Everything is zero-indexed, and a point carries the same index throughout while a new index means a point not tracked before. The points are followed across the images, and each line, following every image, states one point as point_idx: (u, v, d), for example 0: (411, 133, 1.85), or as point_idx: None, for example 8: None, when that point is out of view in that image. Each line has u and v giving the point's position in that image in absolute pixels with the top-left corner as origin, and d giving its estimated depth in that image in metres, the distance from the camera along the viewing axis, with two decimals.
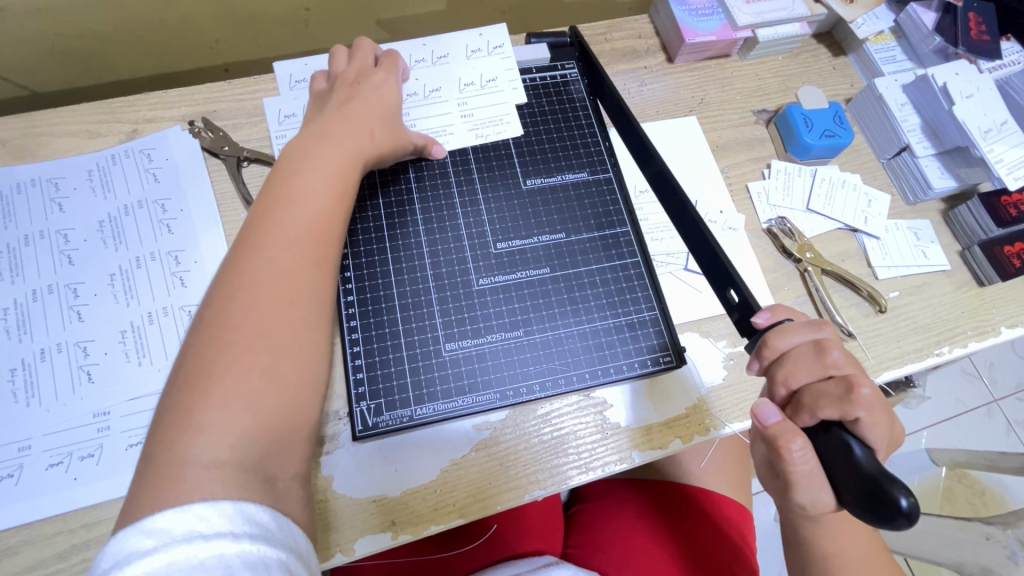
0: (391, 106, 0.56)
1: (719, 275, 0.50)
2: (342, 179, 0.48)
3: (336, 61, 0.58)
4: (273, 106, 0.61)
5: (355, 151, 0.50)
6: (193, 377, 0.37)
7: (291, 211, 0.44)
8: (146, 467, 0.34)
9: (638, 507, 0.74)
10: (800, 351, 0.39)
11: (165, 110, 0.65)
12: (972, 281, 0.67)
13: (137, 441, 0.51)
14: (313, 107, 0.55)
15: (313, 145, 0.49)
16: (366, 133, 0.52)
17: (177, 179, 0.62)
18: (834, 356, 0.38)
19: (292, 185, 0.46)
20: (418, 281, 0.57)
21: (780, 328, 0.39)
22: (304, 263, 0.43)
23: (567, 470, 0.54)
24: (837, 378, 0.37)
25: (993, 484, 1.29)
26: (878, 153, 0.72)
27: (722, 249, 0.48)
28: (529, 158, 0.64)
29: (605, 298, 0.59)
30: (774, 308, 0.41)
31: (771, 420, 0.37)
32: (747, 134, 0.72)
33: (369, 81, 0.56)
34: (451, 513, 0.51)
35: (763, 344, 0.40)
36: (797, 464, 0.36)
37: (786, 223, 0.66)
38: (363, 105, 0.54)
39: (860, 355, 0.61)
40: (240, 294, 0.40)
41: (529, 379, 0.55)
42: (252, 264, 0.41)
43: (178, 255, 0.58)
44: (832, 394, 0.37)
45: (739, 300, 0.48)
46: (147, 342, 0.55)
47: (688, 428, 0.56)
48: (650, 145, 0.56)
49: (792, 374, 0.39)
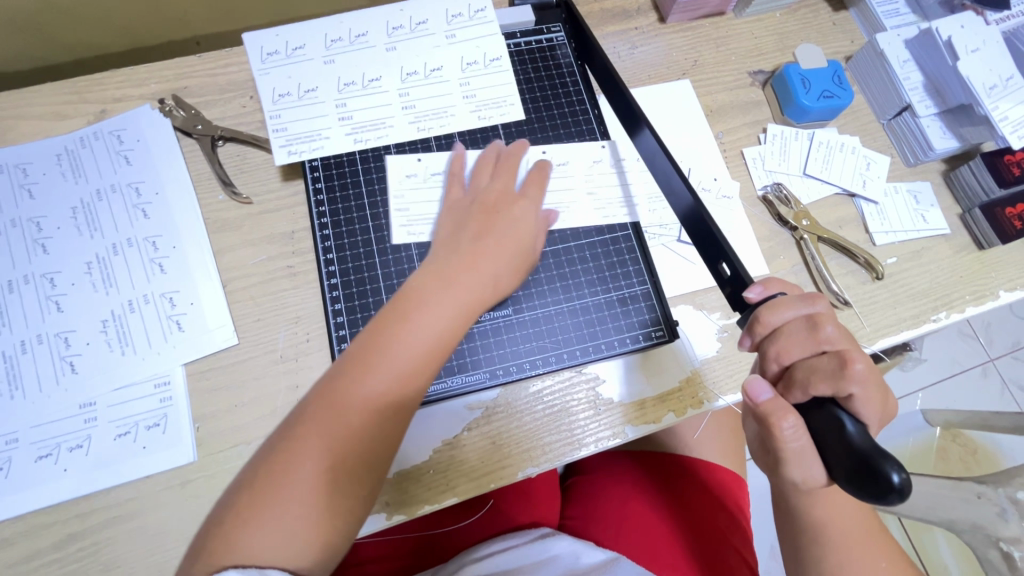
0: (523, 241, 0.52)
1: (711, 250, 0.49)
2: (446, 332, 0.46)
3: (480, 175, 0.55)
4: (253, 42, 0.58)
5: (475, 297, 0.48)
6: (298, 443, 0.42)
7: (384, 374, 0.44)
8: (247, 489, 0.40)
9: (635, 476, 0.75)
10: (793, 327, 0.37)
11: (133, 87, 0.62)
12: (971, 244, 0.65)
13: (125, 431, 0.51)
14: (448, 225, 0.52)
15: (432, 286, 0.47)
16: (489, 281, 0.49)
17: (151, 161, 0.59)
18: (827, 331, 0.36)
19: (398, 341, 0.44)
20: (403, 261, 0.56)
21: (772, 302, 0.38)
22: (382, 423, 0.43)
23: (561, 446, 0.54)
24: (830, 354, 0.36)
25: (986, 442, 1.31)
26: (878, 113, 0.70)
27: (718, 225, 0.46)
28: (517, 132, 0.61)
29: (595, 274, 0.58)
30: (767, 281, 0.40)
31: (762, 398, 0.35)
32: (742, 97, 0.69)
33: (508, 211, 0.52)
34: (445, 493, 0.52)
35: (755, 320, 0.38)
36: (788, 441, 0.35)
37: (782, 190, 0.64)
38: (493, 245, 0.50)
39: (855, 324, 0.61)
40: (328, 419, 0.42)
41: (519, 358, 0.55)
42: (335, 414, 0.42)
43: (156, 241, 0.57)
44: (826, 371, 0.36)
45: (732, 275, 0.46)
46: (130, 332, 0.54)
47: (682, 402, 0.56)
48: (637, 110, 0.54)
49: (784, 350, 0.37)
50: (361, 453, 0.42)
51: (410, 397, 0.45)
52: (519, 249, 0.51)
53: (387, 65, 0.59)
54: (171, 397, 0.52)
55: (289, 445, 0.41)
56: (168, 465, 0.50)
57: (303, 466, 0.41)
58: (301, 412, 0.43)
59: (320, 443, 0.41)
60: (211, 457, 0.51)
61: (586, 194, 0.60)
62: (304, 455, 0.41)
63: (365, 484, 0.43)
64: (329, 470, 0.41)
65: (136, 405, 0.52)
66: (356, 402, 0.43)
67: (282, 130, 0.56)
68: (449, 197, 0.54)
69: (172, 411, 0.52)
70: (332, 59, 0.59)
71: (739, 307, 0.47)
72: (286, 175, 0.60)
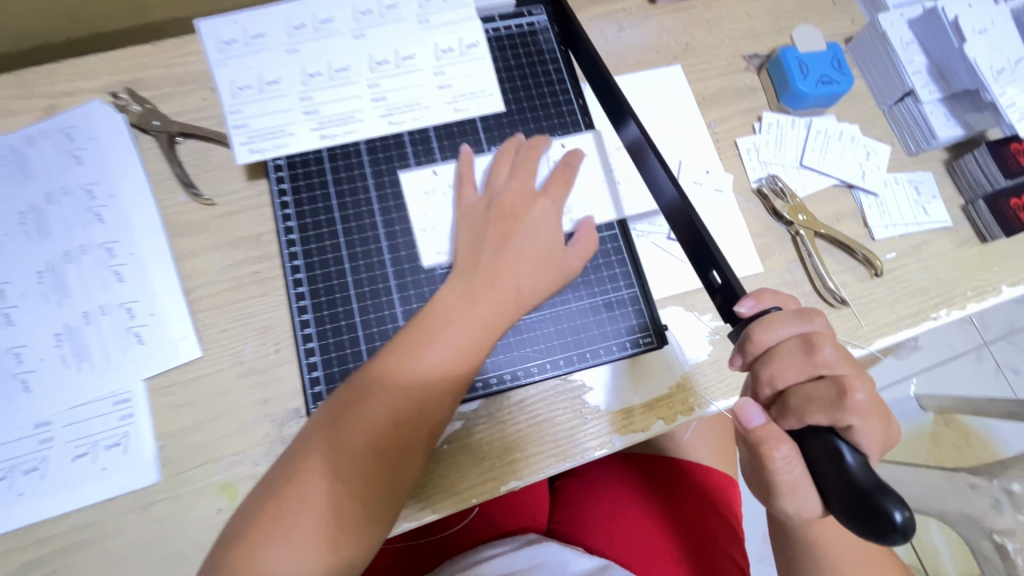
0: (548, 248, 0.50)
1: (702, 256, 0.46)
2: (467, 348, 0.46)
3: (496, 175, 0.53)
4: (209, 29, 0.54)
5: (499, 308, 0.47)
6: (323, 452, 0.42)
7: (410, 383, 0.44)
8: (273, 496, 0.41)
9: (623, 474, 0.72)
10: (788, 347, 0.35)
11: (85, 80, 0.58)
12: (974, 237, 0.62)
13: (84, 451, 0.48)
14: (467, 238, 0.50)
15: (454, 301, 0.47)
16: (512, 294, 0.48)
17: (104, 160, 0.55)
18: (824, 354, 0.34)
19: (421, 356, 0.45)
20: (375, 268, 0.53)
21: (765, 320, 0.36)
22: (403, 435, 0.43)
23: (545, 459, 0.51)
24: (828, 379, 0.33)
25: (980, 427, 1.30)
26: (878, 99, 0.66)
27: (710, 232, 0.43)
28: (496, 126, 0.58)
29: (579, 278, 0.55)
30: (760, 295, 0.38)
31: (754, 424, 0.33)
32: (737, 83, 0.65)
33: (528, 215, 0.51)
34: (423, 509, 0.49)
35: (747, 339, 0.36)
36: (781, 472, 0.33)
37: (778, 182, 0.61)
38: (517, 253, 0.49)
39: (853, 323, 0.58)
40: (352, 429, 0.42)
41: (499, 370, 0.52)
42: (359, 425, 0.42)
43: (112, 248, 0.53)
44: (823, 398, 0.33)
45: (723, 283, 0.44)
46: (86, 346, 0.50)
47: (672, 409, 0.54)
48: (624, 104, 0.51)
49: (778, 373, 0.35)
50: (381, 471, 0.42)
51: (432, 415, 0.44)
52: (543, 256, 0.50)
53: (355, 54, 0.55)
54: (132, 415, 0.49)
55: (310, 457, 0.42)
56: (131, 487, 0.48)
57: (326, 475, 0.41)
58: (322, 422, 0.43)
59: (340, 457, 0.41)
60: (176, 477, 0.48)
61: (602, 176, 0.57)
62: (325, 463, 0.41)
63: (389, 497, 0.43)
64: (352, 481, 0.41)
65: (96, 424, 0.49)
66: (378, 417, 0.43)
67: (243, 126, 0.53)
68: (462, 203, 0.52)
69: (134, 429, 0.49)
70: (295, 47, 0.55)
71: (731, 317, 0.44)
72: (251, 174, 0.56)
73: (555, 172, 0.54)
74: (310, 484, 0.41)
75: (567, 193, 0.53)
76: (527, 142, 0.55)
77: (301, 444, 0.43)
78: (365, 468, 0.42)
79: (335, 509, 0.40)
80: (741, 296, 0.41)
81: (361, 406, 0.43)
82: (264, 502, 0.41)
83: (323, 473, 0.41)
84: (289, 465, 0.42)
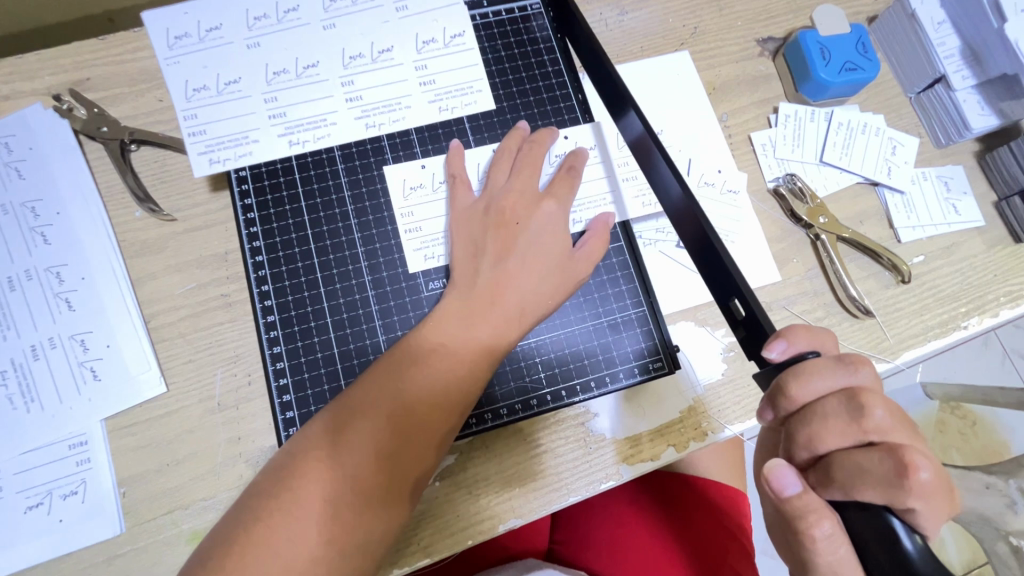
0: (553, 256, 0.45)
1: (722, 282, 0.41)
2: (465, 369, 0.41)
3: (495, 175, 0.48)
4: (157, 23, 0.48)
5: (507, 320, 0.43)
6: (306, 475, 0.37)
7: (408, 402, 0.40)
8: (245, 527, 0.35)
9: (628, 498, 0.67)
10: (830, 406, 0.32)
11: (24, 81, 0.51)
12: (1007, 236, 0.57)
13: (38, 502, 0.44)
14: (462, 244, 0.46)
15: (451, 318, 0.43)
16: (516, 309, 0.43)
17: (47, 174, 0.49)
18: (874, 418, 0.31)
19: (413, 380, 0.40)
20: (354, 291, 0.47)
21: (801, 370, 0.33)
22: (398, 461, 0.38)
23: (549, 495, 0.47)
24: (880, 447, 0.30)
25: (987, 415, 1.16)
26: (905, 86, 0.60)
27: (729, 253, 0.39)
28: (486, 125, 0.52)
29: (582, 298, 0.50)
30: (791, 337, 0.35)
31: (791, 493, 0.31)
32: (751, 70, 0.59)
33: (530, 220, 0.46)
34: (415, 554, 0.45)
35: (781, 392, 0.33)
36: (824, 549, 0.30)
37: (796, 182, 0.56)
38: (523, 260, 0.44)
39: (878, 334, 0.54)
40: (342, 452, 0.37)
41: (495, 402, 0.47)
42: (350, 448, 0.38)
43: (60, 272, 0.48)
44: (875, 471, 0.30)
45: (747, 315, 0.39)
46: (35, 384, 0.46)
47: (683, 435, 0.49)
48: (620, 88, 0.46)
49: (817, 435, 0.32)
50: (367, 513, 0.37)
51: (425, 446, 0.40)
52: (549, 265, 0.45)
53: (326, 48, 0.50)
54: (89, 459, 0.45)
55: (286, 495, 0.36)
56: (89, 540, 0.43)
57: (310, 502, 0.36)
58: (296, 459, 0.38)
59: (323, 491, 0.36)
60: (140, 526, 0.44)
61: (600, 175, 0.51)
62: (311, 490, 0.36)
63: (381, 528, 0.37)
64: (340, 511, 0.36)
65: (50, 470, 0.45)
66: (363, 449, 0.38)
67: (200, 134, 0.47)
68: (455, 205, 0.47)
69: (92, 475, 0.45)
70: (256, 41, 0.49)
71: (756, 354, 0.40)
72: (214, 185, 0.50)
73: (557, 174, 0.48)
74: (293, 513, 0.35)
75: (572, 196, 0.48)
76: (531, 135, 0.49)
77: (281, 467, 0.38)
78: (355, 496, 0.37)
79: (313, 559, 0.35)
80: (771, 336, 0.37)
81: (352, 425, 0.38)
82: (234, 537, 0.35)
83: (307, 500, 0.36)
84: (252, 511, 0.36)
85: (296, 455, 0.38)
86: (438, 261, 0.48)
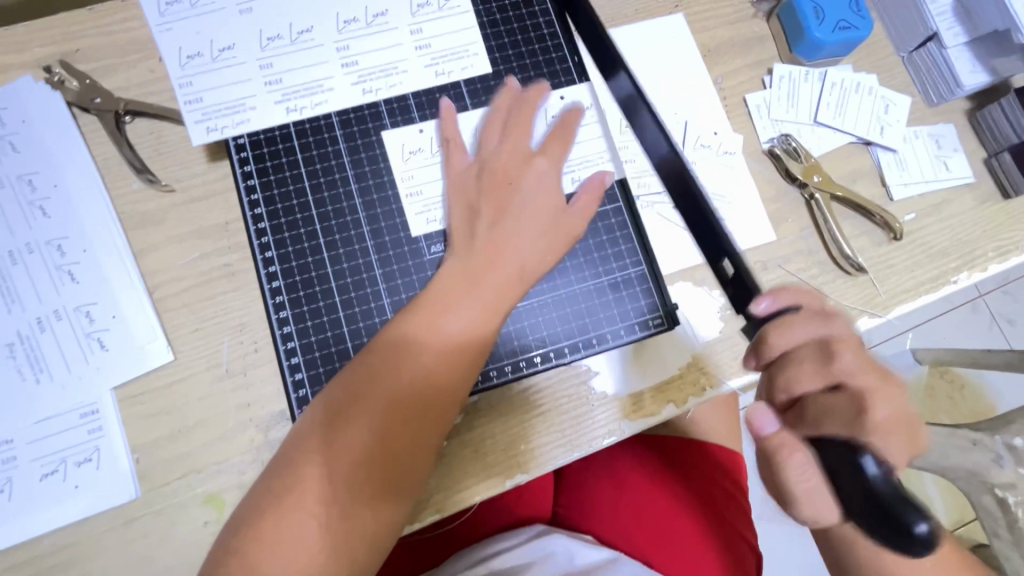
0: (552, 216, 0.46)
1: (712, 246, 0.48)
2: (470, 330, 0.42)
3: (488, 137, 0.48)
4: None
5: (509, 281, 0.44)
6: (322, 441, 0.38)
7: (415, 364, 0.40)
8: (273, 483, 0.38)
9: (626, 470, 0.68)
10: (805, 352, 0.38)
11: (13, 52, 0.51)
12: (998, 192, 0.58)
13: (52, 469, 0.45)
14: (461, 208, 0.46)
15: (454, 280, 0.43)
16: (517, 267, 0.44)
17: (43, 146, 0.49)
18: (841, 359, 0.37)
19: (419, 342, 0.41)
20: (357, 256, 0.48)
21: (781, 322, 0.40)
22: (412, 422, 0.39)
23: (553, 451, 0.48)
24: (846, 390, 0.37)
25: (973, 378, 1.18)
26: (897, 46, 0.61)
27: (719, 220, 0.45)
28: (483, 89, 0.51)
29: (584, 258, 0.51)
30: (778, 294, 0.42)
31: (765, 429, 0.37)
32: (745, 32, 0.59)
33: (526, 180, 0.46)
34: (426, 510, 0.46)
35: (763, 341, 0.40)
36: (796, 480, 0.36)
37: (790, 142, 0.56)
38: (523, 222, 0.45)
39: (869, 290, 0.55)
40: (353, 416, 0.39)
41: (499, 360, 0.48)
42: (362, 411, 0.39)
43: (62, 245, 0.48)
44: (840, 411, 0.36)
45: (735, 275, 0.46)
46: (43, 356, 0.46)
47: (682, 391, 0.50)
48: (608, 46, 0.50)
49: (794, 377, 0.38)
50: (385, 471, 0.38)
51: (436, 404, 0.41)
52: (547, 225, 0.46)
53: (320, 11, 0.49)
54: (101, 428, 0.46)
55: (305, 462, 0.38)
56: (107, 503, 0.44)
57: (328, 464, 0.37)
58: (312, 424, 0.39)
59: (338, 455, 0.38)
60: (156, 490, 0.45)
61: (597, 135, 0.51)
62: (326, 453, 0.38)
63: (402, 484, 0.39)
64: (358, 472, 0.38)
65: (62, 439, 0.45)
66: (374, 412, 0.39)
67: (197, 101, 0.47)
68: (452, 169, 0.48)
69: (104, 443, 0.45)
70: (249, 6, 0.49)
71: (741, 307, 0.47)
72: (211, 155, 0.50)
73: (551, 135, 0.49)
74: (313, 477, 0.37)
75: (565, 154, 0.49)
76: (523, 96, 0.50)
77: (298, 432, 0.39)
78: (372, 456, 0.38)
79: (335, 518, 0.36)
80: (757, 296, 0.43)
81: (362, 389, 0.39)
82: (262, 496, 0.37)
83: (324, 464, 0.37)
84: (278, 476, 0.38)
85: (313, 421, 0.39)
86: (438, 225, 0.48)
